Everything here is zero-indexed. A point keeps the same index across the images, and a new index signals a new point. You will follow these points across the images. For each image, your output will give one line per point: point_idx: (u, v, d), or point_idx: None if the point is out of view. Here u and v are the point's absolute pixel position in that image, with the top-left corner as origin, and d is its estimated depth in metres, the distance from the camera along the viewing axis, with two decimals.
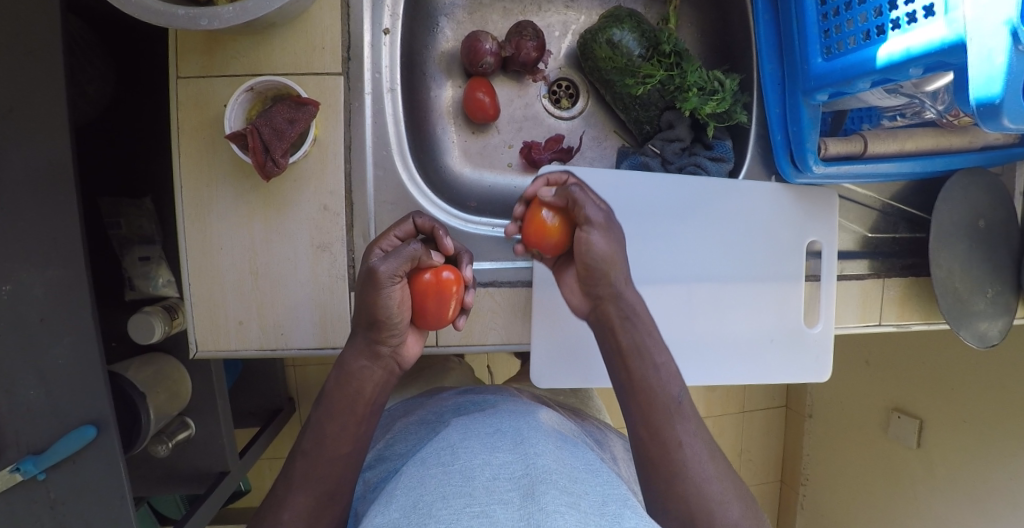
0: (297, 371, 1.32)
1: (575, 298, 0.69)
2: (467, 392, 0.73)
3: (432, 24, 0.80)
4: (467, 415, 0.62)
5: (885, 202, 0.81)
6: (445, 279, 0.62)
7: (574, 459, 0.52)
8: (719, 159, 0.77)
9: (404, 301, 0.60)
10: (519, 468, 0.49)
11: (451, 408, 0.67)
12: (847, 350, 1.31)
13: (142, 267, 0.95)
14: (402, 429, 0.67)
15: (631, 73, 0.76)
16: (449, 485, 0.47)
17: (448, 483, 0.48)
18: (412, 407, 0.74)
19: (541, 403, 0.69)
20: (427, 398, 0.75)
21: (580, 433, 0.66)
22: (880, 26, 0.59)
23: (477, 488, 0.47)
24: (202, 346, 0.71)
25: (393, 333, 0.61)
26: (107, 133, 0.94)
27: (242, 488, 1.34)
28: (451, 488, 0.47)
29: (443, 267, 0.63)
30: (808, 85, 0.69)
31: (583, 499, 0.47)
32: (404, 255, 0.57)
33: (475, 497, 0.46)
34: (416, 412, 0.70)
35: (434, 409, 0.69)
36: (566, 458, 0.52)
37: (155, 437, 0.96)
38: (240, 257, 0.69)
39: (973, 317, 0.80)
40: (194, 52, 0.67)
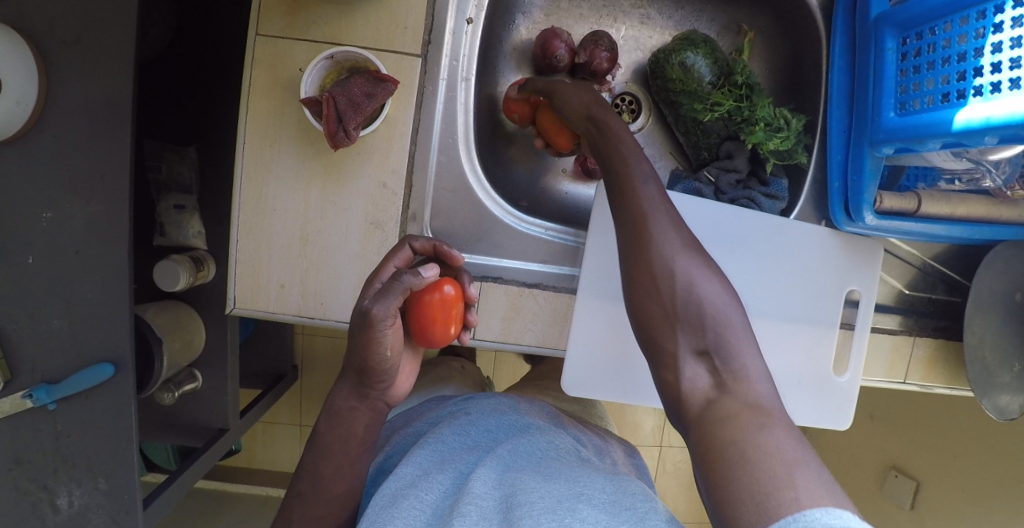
0: (305, 341, 1.32)
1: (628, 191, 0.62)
2: (469, 401, 0.76)
3: (510, 20, 0.80)
4: (455, 431, 0.67)
5: (926, 261, 0.82)
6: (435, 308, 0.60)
7: (546, 478, 0.55)
8: (774, 196, 0.77)
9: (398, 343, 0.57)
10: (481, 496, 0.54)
11: (444, 419, 0.71)
12: (853, 401, 1.32)
13: (176, 215, 0.94)
14: (400, 438, 0.70)
15: (700, 99, 0.76)
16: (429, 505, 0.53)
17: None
18: (414, 413, 0.77)
19: (530, 412, 0.73)
20: (432, 405, 0.78)
21: (576, 441, 0.69)
22: (960, 90, 0.59)
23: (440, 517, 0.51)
24: (239, 304, 0.71)
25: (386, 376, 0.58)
26: (164, 77, 0.94)
27: (235, 449, 1.34)
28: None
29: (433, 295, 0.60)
30: (876, 137, 0.69)
31: (554, 501, 0.52)
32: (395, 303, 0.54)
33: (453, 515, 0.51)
34: (416, 421, 0.74)
35: (429, 420, 0.73)
36: (532, 479, 0.56)
37: (163, 384, 0.96)
38: (291, 221, 0.69)
39: (997, 390, 0.80)
40: (278, 12, 0.67)
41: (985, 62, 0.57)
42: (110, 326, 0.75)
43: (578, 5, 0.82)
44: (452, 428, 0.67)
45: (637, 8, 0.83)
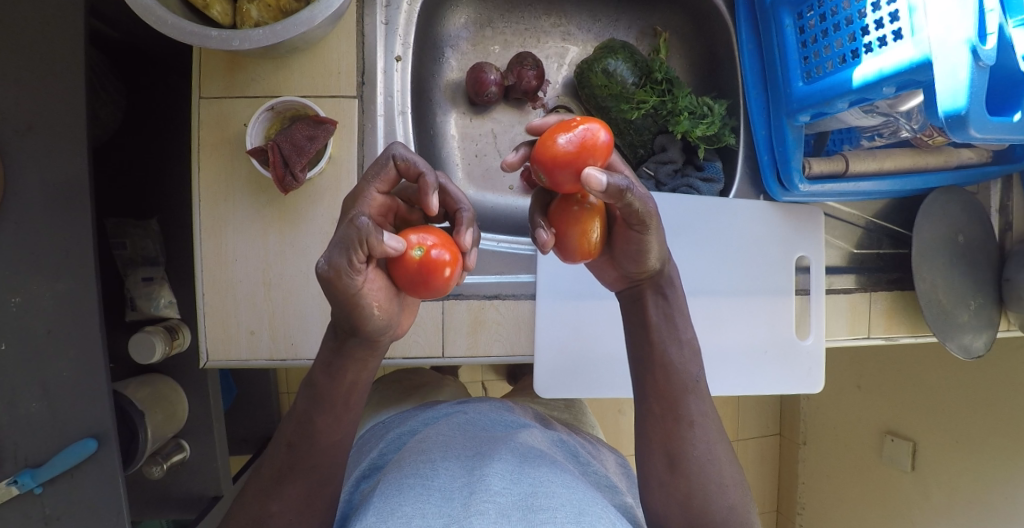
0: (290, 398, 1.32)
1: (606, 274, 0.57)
2: (463, 404, 0.77)
3: (439, 55, 0.85)
4: (451, 431, 0.68)
5: (869, 220, 0.85)
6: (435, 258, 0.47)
7: (543, 483, 0.57)
8: (711, 179, 0.81)
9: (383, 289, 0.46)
10: (496, 485, 0.56)
11: (440, 418, 0.73)
12: (839, 374, 1.34)
13: (146, 287, 0.96)
14: (394, 439, 0.73)
15: (625, 99, 0.81)
16: (429, 504, 0.54)
17: (431, 500, 0.55)
18: (404, 417, 0.79)
19: (525, 420, 0.75)
20: (422, 410, 0.79)
21: (566, 446, 0.71)
22: (855, 50, 0.64)
23: (455, 506, 0.54)
24: (212, 356, 0.72)
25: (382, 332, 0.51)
26: (119, 157, 0.97)
27: None
28: (432, 506, 0.54)
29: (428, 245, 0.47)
30: (791, 108, 0.74)
31: (553, 509, 0.53)
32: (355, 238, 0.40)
33: (454, 516, 0.52)
34: (408, 423, 0.76)
35: (424, 420, 0.75)
36: (545, 477, 0.58)
37: (149, 458, 0.96)
38: (254, 268, 0.72)
39: (958, 330, 0.83)
40: (217, 75, 0.71)
41: (869, 21, 0.62)
42: (88, 401, 0.75)
43: (501, 32, 0.88)
44: (452, 425, 0.70)
45: (557, 26, 0.89)
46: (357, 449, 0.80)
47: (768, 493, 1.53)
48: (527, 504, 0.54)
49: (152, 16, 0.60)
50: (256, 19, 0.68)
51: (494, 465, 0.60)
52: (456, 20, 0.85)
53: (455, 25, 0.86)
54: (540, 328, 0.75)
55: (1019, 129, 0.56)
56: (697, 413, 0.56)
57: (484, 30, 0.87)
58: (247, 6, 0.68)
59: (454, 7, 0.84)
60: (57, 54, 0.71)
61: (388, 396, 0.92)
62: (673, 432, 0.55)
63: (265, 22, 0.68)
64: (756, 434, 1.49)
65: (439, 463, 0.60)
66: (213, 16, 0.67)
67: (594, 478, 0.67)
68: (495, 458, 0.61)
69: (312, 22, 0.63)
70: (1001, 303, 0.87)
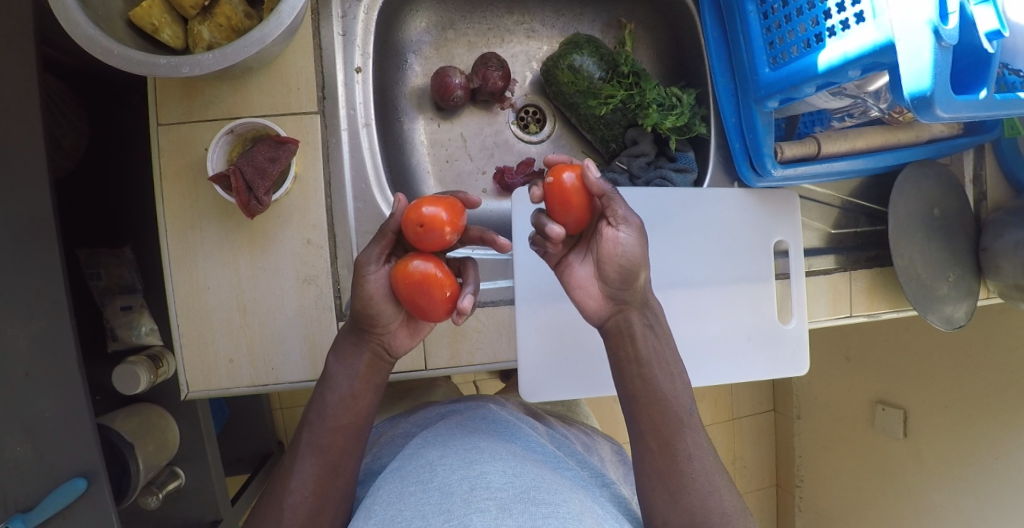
0: (284, 412, 1.33)
1: (590, 301, 0.60)
2: (452, 404, 0.77)
3: (402, 61, 0.84)
4: (448, 429, 0.67)
5: (844, 200, 0.86)
6: (419, 274, 0.57)
7: (544, 479, 0.57)
8: (684, 169, 0.80)
9: (387, 292, 0.60)
10: (496, 481, 0.55)
11: (436, 420, 0.73)
12: (828, 348, 1.35)
13: (126, 316, 0.94)
14: (388, 443, 0.72)
15: (593, 95, 0.80)
16: (428, 503, 0.53)
17: (429, 501, 0.54)
18: (396, 421, 0.79)
19: (521, 415, 0.75)
20: (412, 413, 0.79)
21: (562, 444, 0.71)
22: (818, 34, 0.64)
23: (455, 502, 0.53)
24: (193, 386, 0.71)
25: (377, 322, 0.61)
26: (85, 187, 0.95)
27: None
28: (430, 505, 0.53)
29: (409, 264, 0.57)
30: (759, 94, 0.73)
31: (557, 505, 0.53)
32: (384, 288, 0.59)
33: (454, 511, 0.51)
34: (403, 426, 0.75)
35: (417, 422, 0.75)
36: (545, 474, 0.58)
37: (145, 488, 0.95)
38: (227, 294, 0.71)
39: (940, 302, 0.84)
40: (174, 101, 0.69)
41: (831, 4, 0.62)
42: (71, 440, 0.73)
43: (464, 33, 0.86)
44: (449, 425, 0.69)
45: (520, 24, 0.88)
46: None
47: (766, 468, 1.55)
48: (527, 497, 0.53)
49: (97, 46, 0.58)
50: (209, 41, 0.67)
51: (492, 460, 0.59)
52: (417, 25, 0.84)
53: (416, 30, 0.84)
54: (519, 333, 0.74)
55: (985, 107, 0.56)
56: (688, 425, 0.57)
57: (446, 32, 0.86)
58: (198, 26, 0.66)
59: (414, 11, 0.83)
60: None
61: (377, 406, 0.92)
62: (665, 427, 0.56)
63: (218, 43, 0.67)
64: (750, 412, 1.51)
65: (438, 462, 0.59)
66: (165, 41, 0.66)
67: (590, 469, 0.67)
68: (493, 454, 0.61)
69: (263, 42, 0.61)
70: (979, 272, 0.89)
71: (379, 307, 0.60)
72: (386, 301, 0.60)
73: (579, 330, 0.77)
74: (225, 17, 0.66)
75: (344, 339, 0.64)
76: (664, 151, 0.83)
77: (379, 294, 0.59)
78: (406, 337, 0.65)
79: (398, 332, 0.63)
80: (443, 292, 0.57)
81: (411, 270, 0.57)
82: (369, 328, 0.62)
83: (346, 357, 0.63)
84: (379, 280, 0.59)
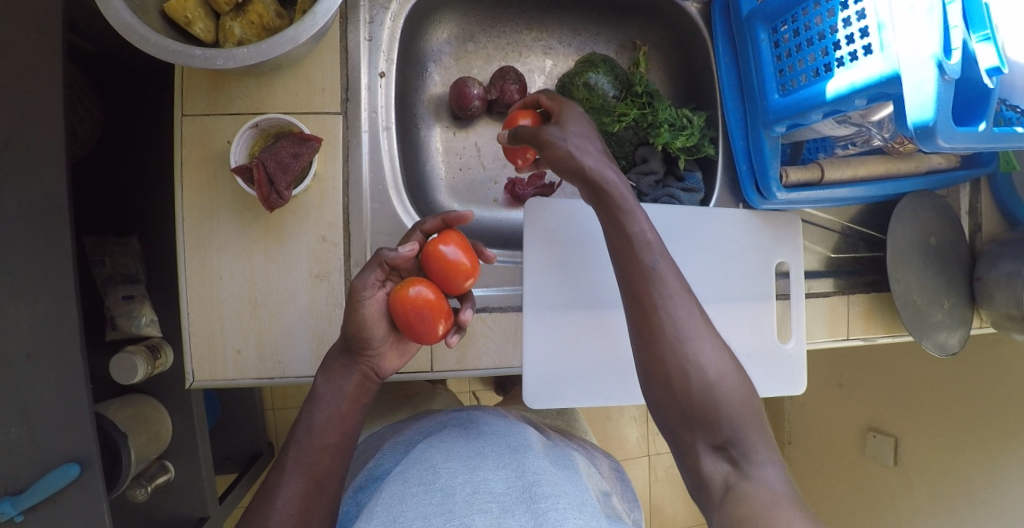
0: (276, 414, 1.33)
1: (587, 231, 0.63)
2: (459, 412, 0.77)
3: (423, 69, 0.86)
4: (450, 433, 0.68)
5: (845, 225, 0.89)
6: (420, 299, 0.62)
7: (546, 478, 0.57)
8: (691, 189, 0.83)
9: (382, 315, 0.63)
10: (498, 486, 0.56)
11: (439, 426, 0.73)
12: (821, 374, 1.37)
13: (127, 306, 0.95)
14: (391, 449, 0.70)
15: (607, 112, 0.82)
16: (431, 505, 0.54)
17: (432, 504, 0.54)
18: (397, 430, 0.77)
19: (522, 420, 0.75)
20: (415, 420, 0.79)
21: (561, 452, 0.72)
22: (827, 64, 0.67)
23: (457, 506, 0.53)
24: (199, 376, 0.71)
25: (370, 344, 0.63)
26: (98, 176, 0.96)
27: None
28: (433, 508, 0.54)
29: (411, 291, 0.62)
30: (768, 119, 0.76)
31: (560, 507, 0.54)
32: (378, 310, 0.63)
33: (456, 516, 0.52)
34: (404, 434, 0.73)
35: (420, 428, 0.74)
36: (546, 474, 0.59)
37: (134, 481, 0.94)
38: (239, 287, 0.71)
39: (935, 329, 0.87)
40: (199, 93, 0.71)
41: (840, 36, 0.65)
42: (67, 426, 0.72)
43: (483, 47, 0.89)
44: (452, 431, 0.69)
45: (538, 40, 0.91)
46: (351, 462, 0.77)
47: None
48: (528, 501, 0.54)
49: (134, 34, 0.60)
50: (239, 37, 0.69)
51: (496, 462, 0.60)
52: (438, 36, 0.86)
53: (438, 40, 0.87)
54: (529, 338, 0.75)
55: (983, 139, 0.59)
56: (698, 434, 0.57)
57: (466, 44, 0.89)
58: (230, 22, 0.68)
59: (437, 23, 0.85)
60: (24, 62, 0.67)
61: (378, 410, 0.92)
62: (674, 395, 0.54)
63: (248, 40, 0.69)
64: None
65: (438, 462, 0.60)
66: (196, 35, 0.68)
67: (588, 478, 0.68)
68: (496, 455, 0.61)
69: (296, 41, 0.62)
70: (972, 302, 0.92)
71: (371, 328, 0.62)
72: (379, 322, 0.63)
73: (590, 340, 0.78)
74: (257, 15, 0.69)
75: (333, 360, 0.65)
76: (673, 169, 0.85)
77: (371, 314, 0.62)
78: (393, 358, 0.68)
79: (383, 352, 0.66)
80: (438, 318, 0.63)
81: (411, 293, 0.62)
82: (357, 348, 0.64)
83: (335, 377, 0.64)
84: (377, 303, 0.63)
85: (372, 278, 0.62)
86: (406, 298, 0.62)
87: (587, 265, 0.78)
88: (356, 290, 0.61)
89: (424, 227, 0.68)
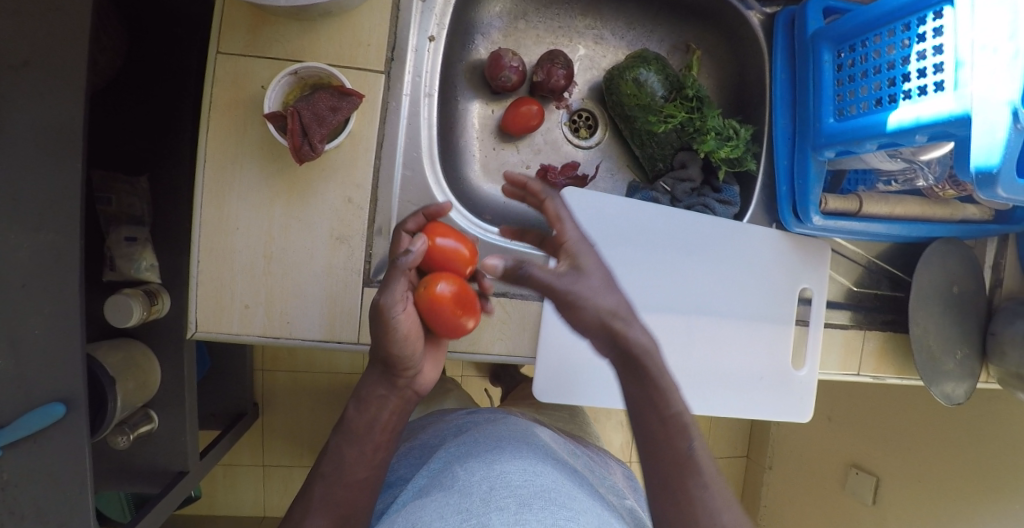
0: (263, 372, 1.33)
1: None
2: (473, 415, 0.76)
3: (469, 41, 0.83)
4: (465, 436, 0.66)
5: (871, 260, 0.88)
6: (445, 291, 0.61)
7: (562, 482, 0.56)
8: (727, 202, 0.80)
9: (412, 326, 0.59)
10: (515, 478, 0.54)
11: (454, 430, 0.72)
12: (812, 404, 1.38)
13: (128, 248, 0.91)
14: (408, 456, 0.70)
15: (653, 112, 0.80)
16: (448, 503, 0.52)
17: (448, 501, 0.53)
18: (420, 433, 0.78)
19: (535, 423, 0.74)
20: (434, 423, 0.79)
21: (578, 457, 0.71)
22: (892, 94, 0.65)
23: (473, 502, 0.52)
24: (203, 327, 0.68)
25: (407, 364, 0.60)
26: (115, 104, 0.92)
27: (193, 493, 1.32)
28: (449, 505, 0.52)
29: (436, 283, 0.61)
30: (818, 142, 0.74)
31: (578, 509, 0.52)
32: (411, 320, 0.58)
33: (472, 512, 0.50)
34: (420, 437, 0.74)
35: (437, 432, 0.73)
36: (561, 477, 0.57)
37: (116, 427, 0.92)
38: (256, 240, 0.68)
39: (943, 377, 0.88)
40: (239, 32, 0.67)
41: (911, 68, 0.63)
42: (57, 364, 0.68)
43: (534, 26, 0.86)
44: (469, 432, 0.67)
45: (590, 28, 0.88)
46: None
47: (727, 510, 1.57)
48: (545, 497, 0.52)
49: None
50: None
51: (513, 458, 0.58)
52: (491, 8, 0.83)
53: (489, 12, 0.83)
54: (544, 330, 0.73)
55: None
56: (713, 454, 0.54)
57: (517, 21, 0.85)
58: None
59: None
60: None
61: None
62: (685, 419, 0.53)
63: None
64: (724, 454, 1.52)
65: (449, 463, 0.58)
66: None
67: (605, 489, 0.66)
68: (511, 452, 0.60)
69: None
70: (983, 355, 0.91)
71: (408, 339, 0.59)
72: (412, 334, 0.59)
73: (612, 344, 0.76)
74: None
75: (377, 392, 0.61)
76: (710, 178, 0.82)
77: (406, 326, 0.58)
78: (430, 370, 0.65)
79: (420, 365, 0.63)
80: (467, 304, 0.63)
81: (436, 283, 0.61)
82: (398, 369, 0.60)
83: (371, 405, 0.61)
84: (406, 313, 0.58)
85: (398, 289, 0.56)
86: (431, 291, 0.61)
87: (666, 270, 0.77)
88: (381, 309, 0.56)
89: (408, 226, 0.67)
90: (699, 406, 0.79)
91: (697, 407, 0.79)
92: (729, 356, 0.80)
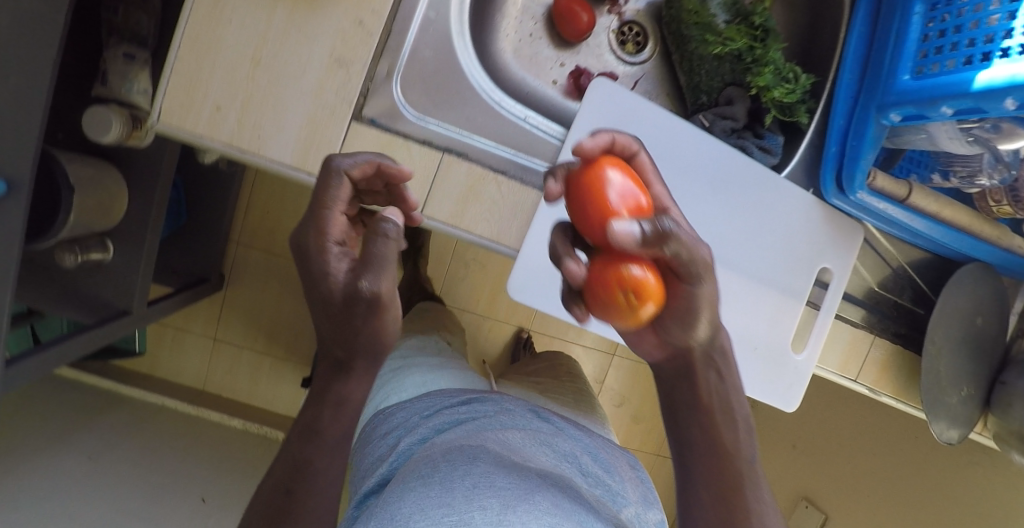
0: (241, 247, 1.34)
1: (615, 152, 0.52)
2: (460, 400, 0.68)
3: None
4: (449, 431, 0.59)
5: (902, 264, 0.80)
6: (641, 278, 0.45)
7: (555, 499, 0.48)
8: (767, 150, 0.72)
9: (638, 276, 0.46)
10: (500, 481, 0.47)
11: (438, 415, 0.64)
12: (781, 431, 1.40)
13: (125, 65, 0.78)
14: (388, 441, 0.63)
15: (712, 33, 0.72)
16: (426, 496, 0.45)
17: (430, 492, 0.45)
18: (396, 410, 0.70)
19: (530, 418, 0.66)
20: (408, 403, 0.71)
21: (577, 456, 0.63)
22: (987, 52, 0.55)
23: (454, 497, 0.45)
24: (163, 119, 0.59)
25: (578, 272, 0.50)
26: None
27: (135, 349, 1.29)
28: (429, 499, 0.44)
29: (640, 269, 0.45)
30: (885, 101, 0.65)
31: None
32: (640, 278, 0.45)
33: (455, 508, 0.43)
34: (397, 420, 0.67)
35: (418, 413, 0.66)
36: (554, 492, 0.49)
37: (65, 244, 0.84)
38: (247, 39, 0.60)
39: (944, 411, 0.80)
40: None
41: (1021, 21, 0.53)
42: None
43: None
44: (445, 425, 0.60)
45: None
46: (358, 447, 0.70)
47: None
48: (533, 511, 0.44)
49: None
50: None
51: (493, 462, 0.50)
52: None
53: None
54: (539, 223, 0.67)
55: None
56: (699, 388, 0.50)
57: None
58: None
59: None
60: None
61: None
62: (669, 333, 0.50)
63: None
64: None
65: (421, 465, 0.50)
66: None
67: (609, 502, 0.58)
68: (497, 457, 0.51)
69: None
70: (986, 406, 0.83)
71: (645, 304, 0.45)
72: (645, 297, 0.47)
73: None
74: None
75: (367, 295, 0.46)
76: (753, 120, 0.74)
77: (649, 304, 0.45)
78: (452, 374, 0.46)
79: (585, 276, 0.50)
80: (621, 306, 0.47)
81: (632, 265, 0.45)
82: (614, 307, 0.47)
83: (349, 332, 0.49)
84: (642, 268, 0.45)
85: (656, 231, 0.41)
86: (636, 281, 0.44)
87: (680, 202, 0.69)
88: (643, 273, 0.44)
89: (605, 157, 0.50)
90: (744, 359, 0.72)
91: (741, 358, 0.72)
92: (767, 308, 0.72)
